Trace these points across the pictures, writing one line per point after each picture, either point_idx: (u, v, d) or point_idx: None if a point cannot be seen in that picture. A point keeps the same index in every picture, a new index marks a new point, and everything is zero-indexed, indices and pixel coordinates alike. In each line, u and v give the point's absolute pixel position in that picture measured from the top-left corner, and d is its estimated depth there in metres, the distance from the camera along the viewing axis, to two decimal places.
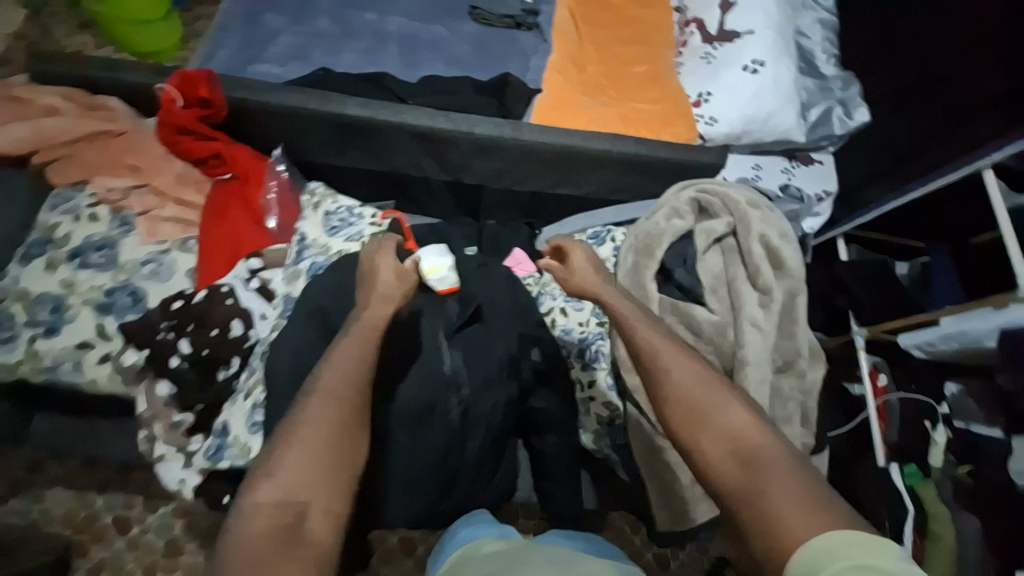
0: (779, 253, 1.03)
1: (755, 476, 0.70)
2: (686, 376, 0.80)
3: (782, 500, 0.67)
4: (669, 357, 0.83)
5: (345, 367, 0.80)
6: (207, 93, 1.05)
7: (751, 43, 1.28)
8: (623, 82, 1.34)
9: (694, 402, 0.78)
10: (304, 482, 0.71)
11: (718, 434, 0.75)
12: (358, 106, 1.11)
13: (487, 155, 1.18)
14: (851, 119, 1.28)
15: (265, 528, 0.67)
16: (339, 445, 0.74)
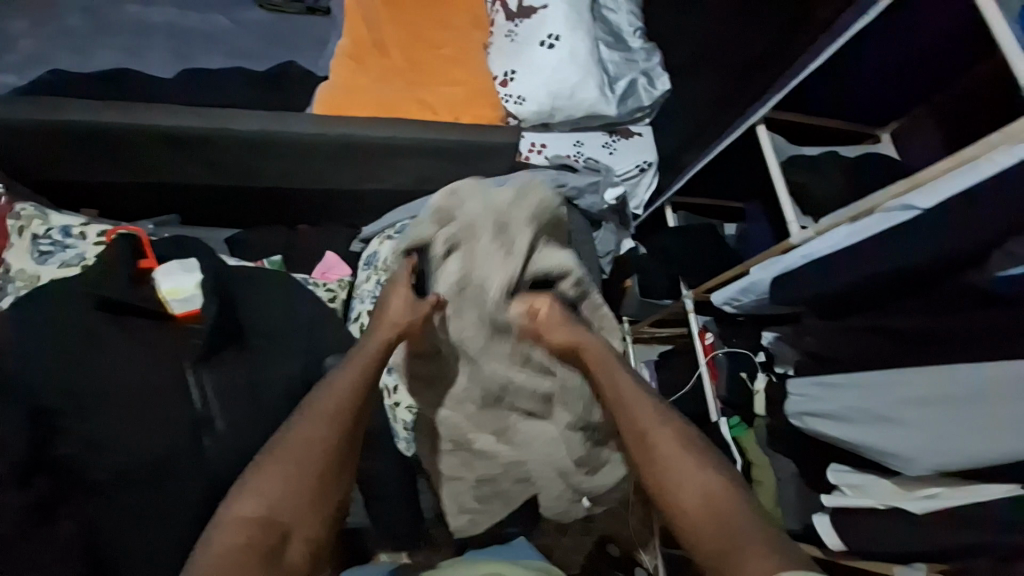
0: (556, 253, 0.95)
1: (717, 528, 0.62)
2: (663, 425, 0.72)
3: (746, 552, 0.58)
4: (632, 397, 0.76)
5: (351, 409, 0.71)
6: None
7: (549, 17, 1.27)
8: (427, 64, 1.25)
9: (658, 449, 0.70)
10: (277, 498, 0.64)
11: (693, 486, 0.66)
12: (86, 112, 0.94)
13: (261, 155, 1.04)
14: (654, 88, 1.35)
15: (232, 542, 0.61)
16: (326, 472, 0.68)
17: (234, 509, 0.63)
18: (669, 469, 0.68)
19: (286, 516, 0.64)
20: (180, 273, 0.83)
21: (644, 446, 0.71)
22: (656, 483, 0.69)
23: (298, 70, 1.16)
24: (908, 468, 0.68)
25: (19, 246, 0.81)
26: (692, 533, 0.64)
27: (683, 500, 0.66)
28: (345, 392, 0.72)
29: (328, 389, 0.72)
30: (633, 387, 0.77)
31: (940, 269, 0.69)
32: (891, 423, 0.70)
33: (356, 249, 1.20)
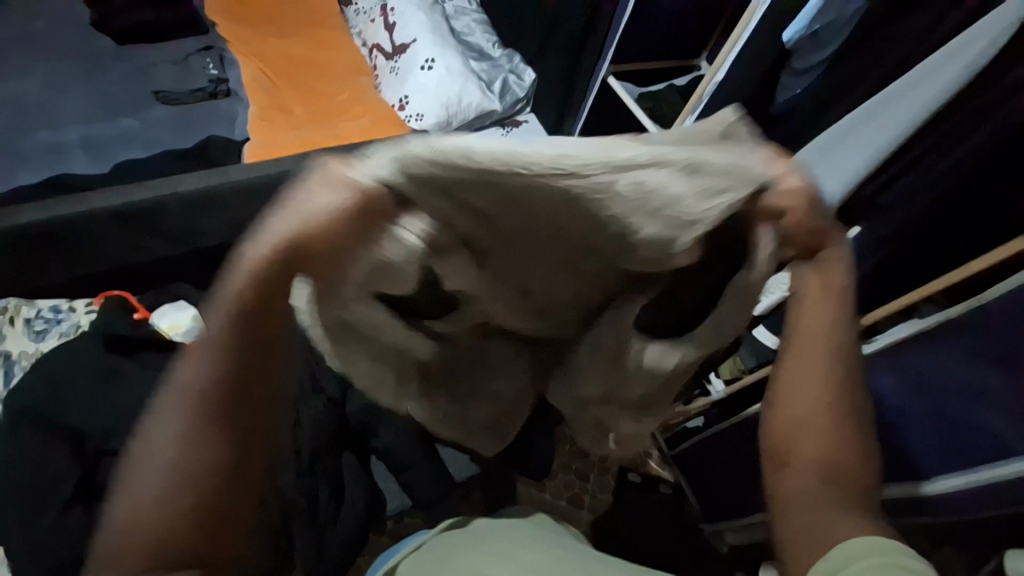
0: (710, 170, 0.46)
1: (824, 492, 0.57)
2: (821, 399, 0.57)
3: (841, 505, 0.57)
4: (818, 378, 0.57)
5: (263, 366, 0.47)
6: None
7: (420, 47, 1.53)
8: (329, 110, 1.45)
9: (819, 424, 0.57)
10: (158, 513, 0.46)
11: (816, 453, 0.57)
12: (32, 211, 0.99)
13: (207, 210, 1.15)
14: (523, 80, 1.61)
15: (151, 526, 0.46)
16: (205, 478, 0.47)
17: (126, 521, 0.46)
18: (820, 460, 0.57)
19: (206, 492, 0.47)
20: (175, 312, 0.95)
21: (790, 407, 0.58)
22: (779, 436, 0.59)
23: (218, 139, 1.31)
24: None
25: (13, 333, 0.88)
26: (802, 471, 0.58)
27: (802, 456, 0.58)
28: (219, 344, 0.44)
29: (201, 355, 0.45)
30: (836, 337, 0.56)
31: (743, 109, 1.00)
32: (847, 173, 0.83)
33: None
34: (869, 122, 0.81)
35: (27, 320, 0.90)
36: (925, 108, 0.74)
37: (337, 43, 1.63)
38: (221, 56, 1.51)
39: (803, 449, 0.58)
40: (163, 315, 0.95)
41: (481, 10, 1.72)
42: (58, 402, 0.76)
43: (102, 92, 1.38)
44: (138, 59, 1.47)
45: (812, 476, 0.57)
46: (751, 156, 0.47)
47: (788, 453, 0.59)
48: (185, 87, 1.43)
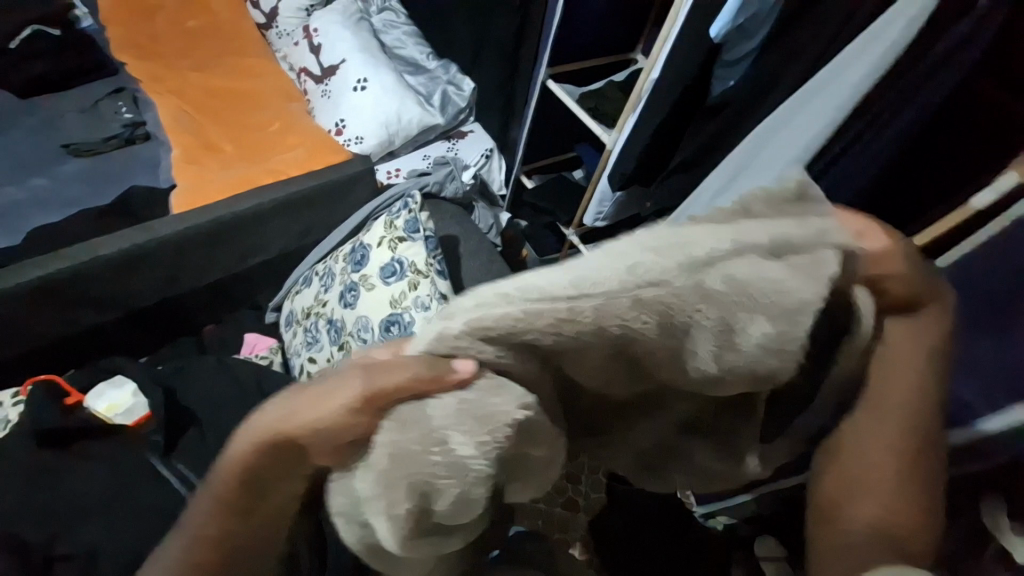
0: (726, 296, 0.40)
1: (860, 481, 0.52)
2: (882, 445, 0.51)
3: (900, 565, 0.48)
4: (892, 424, 0.51)
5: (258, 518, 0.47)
6: None
7: (349, 67, 1.47)
8: (261, 143, 1.37)
9: (883, 478, 0.51)
10: None
11: (880, 509, 0.50)
12: None
13: (138, 270, 1.07)
14: (463, 90, 1.58)
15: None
16: None
17: None
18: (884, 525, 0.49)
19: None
20: (112, 390, 0.87)
21: (862, 452, 0.52)
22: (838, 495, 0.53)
23: (142, 189, 1.21)
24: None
25: None
26: (861, 474, 0.52)
27: (858, 513, 0.51)
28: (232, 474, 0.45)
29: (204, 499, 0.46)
30: (920, 370, 0.51)
31: (683, 96, 1.00)
32: None
33: (272, 317, 1.27)
34: (817, 100, 0.80)
35: None
36: (857, 85, 0.74)
37: (259, 70, 1.54)
38: (134, 97, 1.40)
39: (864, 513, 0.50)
40: (101, 394, 0.86)
41: (410, 21, 1.66)
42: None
43: (2, 151, 1.25)
44: (41, 111, 1.35)
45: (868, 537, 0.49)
46: (765, 273, 0.40)
47: (837, 455, 0.54)
48: (98, 135, 1.32)
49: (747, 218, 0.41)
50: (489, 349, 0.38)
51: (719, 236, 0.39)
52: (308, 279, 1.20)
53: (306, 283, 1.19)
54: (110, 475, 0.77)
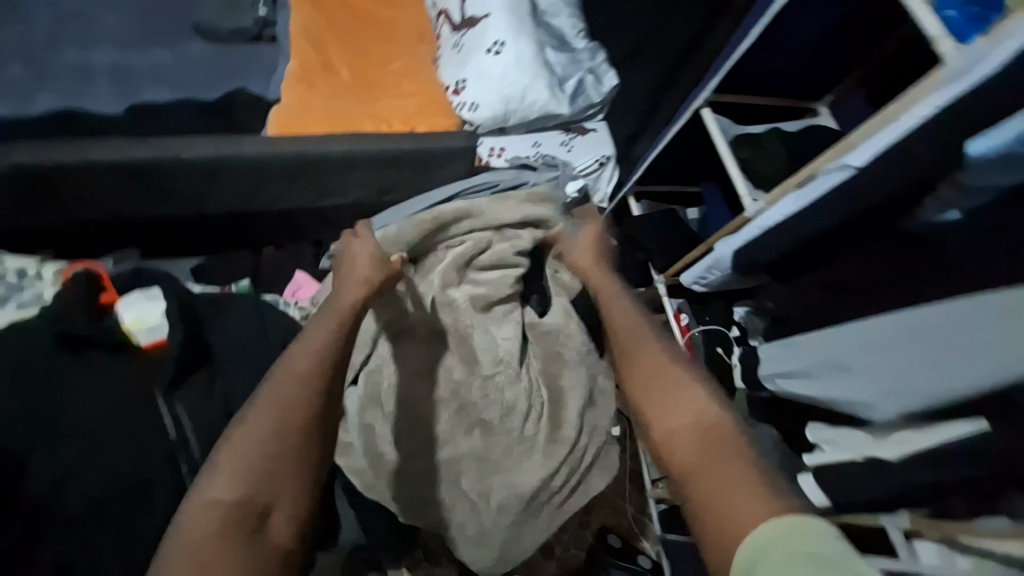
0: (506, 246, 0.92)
1: (660, 397, 0.66)
2: (653, 368, 0.71)
3: (724, 471, 0.55)
4: (638, 336, 0.75)
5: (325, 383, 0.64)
6: None
7: (491, 24, 1.31)
8: (377, 80, 1.28)
9: (669, 377, 0.68)
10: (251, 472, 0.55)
11: (684, 412, 0.64)
12: (26, 151, 0.92)
13: (215, 180, 1.04)
14: (602, 85, 1.41)
15: (200, 531, 0.50)
16: (279, 452, 0.57)
17: (208, 490, 0.53)
18: (670, 393, 0.66)
19: (264, 495, 0.54)
20: (144, 303, 0.86)
21: (640, 366, 0.71)
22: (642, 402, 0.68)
23: (247, 94, 1.16)
24: (873, 414, 0.69)
25: None
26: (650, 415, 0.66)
27: (659, 421, 0.64)
28: (313, 355, 0.65)
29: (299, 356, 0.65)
30: (630, 309, 0.80)
31: (888, 206, 0.72)
32: (845, 373, 0.73)
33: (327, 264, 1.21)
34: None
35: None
36: None
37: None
38: None
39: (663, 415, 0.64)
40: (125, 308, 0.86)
41: None
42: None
43: (141, 14, 1.25)
44: None
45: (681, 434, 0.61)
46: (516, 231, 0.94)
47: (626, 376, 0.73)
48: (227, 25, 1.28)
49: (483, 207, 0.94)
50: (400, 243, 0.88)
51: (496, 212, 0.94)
52: None
53: None
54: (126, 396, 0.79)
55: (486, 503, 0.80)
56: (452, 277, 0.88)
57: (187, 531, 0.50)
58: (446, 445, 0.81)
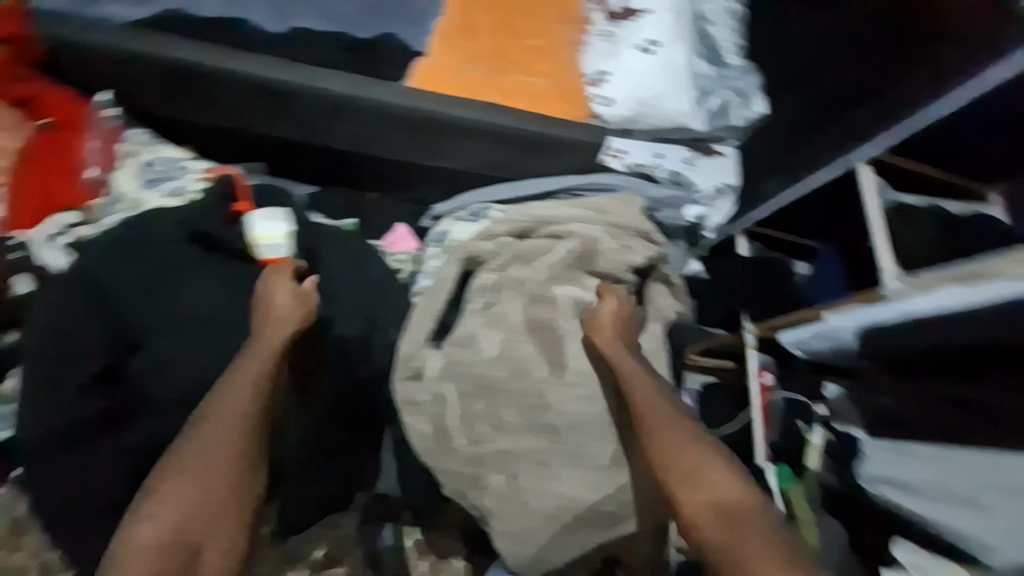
0: (619, 245, 0.88)
1: (681, 468, 0.67)
2: (677, 444, 0.69)
3: (748, 539, 0.60)
4: (656, 410, 0.72)
5: (237, 436, 0.73)
6: (25, 91, 0.95)
7: (650, 22, 1.23)
8: (518, 54, 1.22)
9: (693, 464, 0.67)
10: (180, 519, 0.67)
11: (705, 489, 0.65)
12: (188, 49, 0.96)
13: (346, 118, 1.06)
14: (749, 109, 1.32)
15: (143, 565, 0.64)
16: (204, 497, 0.69)
17: (140, 536, 0.65)
18: (690, 473, 0.66)
19: (195, 535, 0.68)
20: (269, 222, 0.89)
21: (659, 447, 0.69)
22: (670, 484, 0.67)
23: (394, 39, 1.15)
24: (991, 558, 0.67)
25: (128, 171, 0.95)
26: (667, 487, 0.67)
27: (689, 501, 0.65)
28: (231, 404, 0.74)
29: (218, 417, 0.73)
30: (639, 371, 0.76)
31: None
32: (971, 507, 0.70)
33: (425, 224, 1.24)
34: None
35: (145, 164, 0.95)
36: None
37: None
38: None
39: (691, 494, 0.65)
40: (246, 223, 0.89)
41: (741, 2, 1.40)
42: (115, 255, 0.84)
43: None
44: None
45: (708, 520, 0.63)
46: (627, 237, 0.89)
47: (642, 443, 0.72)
48: None
49: (593, 203, 0.91)
50: (506, 231, 0.92)
51: (609, 214, 0.90)
52: (478, 214, 1.14)
53: (475, 218, 1.12)
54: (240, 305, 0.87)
55: (535, 509, 0.79)
56: (560, 276, 0.86)
57: (131, 559, 0.64)
58: (504, 434, 0.80)
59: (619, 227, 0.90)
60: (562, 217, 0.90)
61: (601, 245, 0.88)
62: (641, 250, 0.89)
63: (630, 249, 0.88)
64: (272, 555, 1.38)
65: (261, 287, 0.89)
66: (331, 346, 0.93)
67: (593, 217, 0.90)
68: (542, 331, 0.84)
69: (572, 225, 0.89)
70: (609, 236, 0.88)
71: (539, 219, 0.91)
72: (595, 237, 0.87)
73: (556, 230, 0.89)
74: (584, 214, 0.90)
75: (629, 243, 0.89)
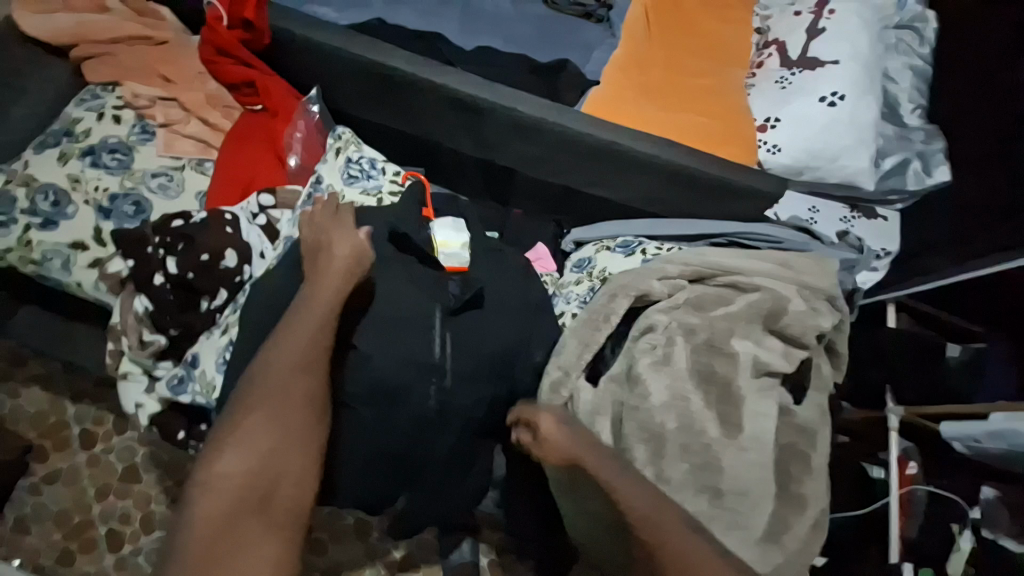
0: (806, 307, 0.83)
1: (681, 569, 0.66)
2: (672, 525, 0.69)
3: None
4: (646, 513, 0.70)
5: (300, 376, 0.73)
6: (253, 76, 1.03)
7: (834, 73, 1.17)
8: (689, 94, 1.23)
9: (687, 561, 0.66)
10: (258, 457, 0.69)
11: None
12: (400, 60, 1.03)
13: (525, 137, 1.09)
14: (929, 177, 1.21)
15: (212, 533, 0.65)
16: (283, 434, 0.71)
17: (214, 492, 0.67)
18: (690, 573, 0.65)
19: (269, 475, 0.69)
20: (453, 230, 0.97)
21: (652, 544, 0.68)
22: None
23: (574, 68, 1.20)
24: None
25: (334, 166, 0.98)
26: None
27: None
28: (280, 378, 0.72)
29: (275, 359, 0.73)
30: (616, 473, 0.73)
31: None
32: None
33: (566, 247, 1.20)
34: None
35: (348, 161, 1.00)
36: None
37: (735, 14, 1.35)
38: None
39: None
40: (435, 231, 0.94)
41: (928, 60, 1.29)
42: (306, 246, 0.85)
43: None
44: None
45: None
46: (816, 299, 0.84)
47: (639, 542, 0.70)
48: None
49: (778, 257, 0.88)
50: (679, 275, 0.88)
51: (797, 271, 0.86)
52: (629, 246, 1.10)
53: (627, 250, 1.08)
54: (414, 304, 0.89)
55: None
56: (740, 329, 0.82)
57: (210, 502, 0.67)
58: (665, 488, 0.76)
59: (806, 286, 0.85)
60: (746, 268, 0.87)
61: (788, 302, 0.83)
62: (829, 314, 0.84)
63: (819, 313, 0.83)
64: (356, 547, 1.38)
65: (432, 288, 0.91)
66: (484, 363, 0.90)
67: (779, 273, 0.86)
68: (715, 386, 0.80)
69: (757, 277, 0.86)
70: (798, 296, 0.83)
71: (719, 267, 0.88)
72: (783, 292, 0.83)
73: (737, 280, 0.86)
74: (772, 268, 0.87)
75: (817, 305, 0.83)
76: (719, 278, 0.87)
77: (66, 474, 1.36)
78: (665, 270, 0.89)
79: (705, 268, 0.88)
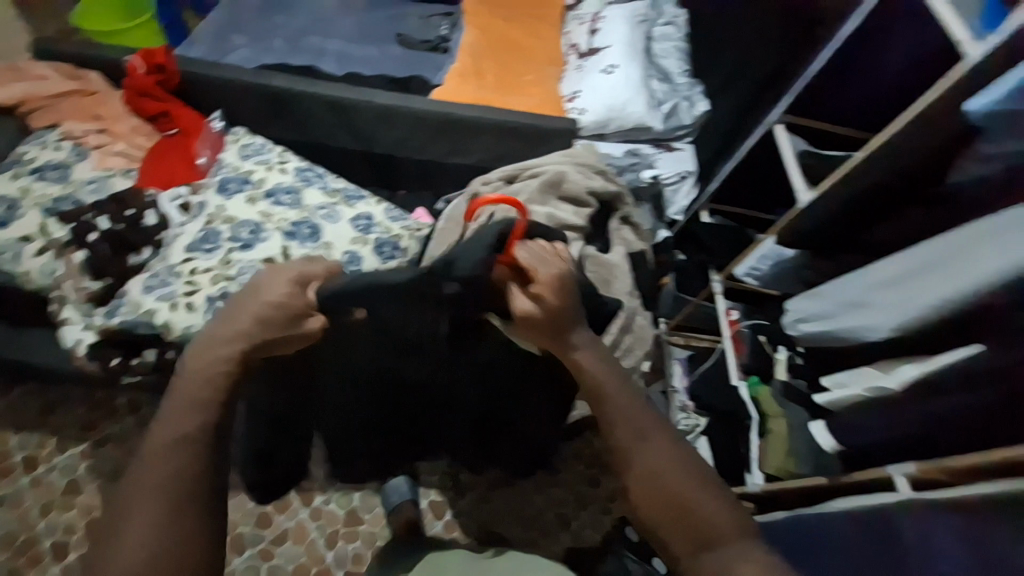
0: (587, 175, 1.19)
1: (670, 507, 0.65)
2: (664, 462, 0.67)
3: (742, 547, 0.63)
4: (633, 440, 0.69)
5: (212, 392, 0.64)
6: (161, 104, 1.36)
7: (609, 53, 1.65)
8: (513, 84, 1.65)
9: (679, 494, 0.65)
10: (167, 487, 0.59)
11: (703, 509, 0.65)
12: (283, 81, 1.39)
13: (388, 121, 1.44)
14: (694, 109, 1.64)
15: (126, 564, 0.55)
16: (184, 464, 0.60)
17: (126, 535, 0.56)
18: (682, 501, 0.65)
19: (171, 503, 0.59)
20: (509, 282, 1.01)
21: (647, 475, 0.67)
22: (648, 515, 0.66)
23: (422, 78, 1.62)
24: (875, 331, 0.88)
25: (232, 150, 1.24)
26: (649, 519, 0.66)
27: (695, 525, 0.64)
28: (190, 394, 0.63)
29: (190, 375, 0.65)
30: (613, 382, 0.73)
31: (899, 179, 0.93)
32: (864, 306, 0.92)
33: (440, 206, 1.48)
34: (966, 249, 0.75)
35: (244, 146, 1.26)
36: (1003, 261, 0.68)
37: (545, 34, 1.81)
38: (455, 22, 1.84)
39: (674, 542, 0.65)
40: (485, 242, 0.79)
41: (682, 40, 1.80)
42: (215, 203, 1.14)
43: (365, 24, 1.78)
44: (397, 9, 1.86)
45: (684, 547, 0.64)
46: (595, 173, 1.20)
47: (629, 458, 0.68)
48: (419, 37, 1.77)
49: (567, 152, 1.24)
50: (500, 177, 1.21)
51: (579, 158, 1.23)
52: None
53: None
54: (297, 237, 1.13)
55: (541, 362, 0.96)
56: (540, 196, 1.14)
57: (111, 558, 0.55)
58: None
59: (583, 161, 1.21)
60: (543, 162, 1.21)
61: (572, 173, 1.17)
62: (602, 178, 1.20)
63: (595, 180, 1.18)
64: None
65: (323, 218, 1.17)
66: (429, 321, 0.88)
67: (567, 159, 1.22)
68: None
69: (550, 164, 1.21)
70: (578, 171, 1.18)
71: (526, 167, 1.21)
72: (569, 168, 1.18)
73: (536, 170, 1.20)
74: (564, 159, 1.21)
75: (593, 175, 1.19)
76: (527, 172, 1.21)
77: (9, 499, 1.37)
78: (491, 178, 1.21)
79: (517, 169, 1.22)
